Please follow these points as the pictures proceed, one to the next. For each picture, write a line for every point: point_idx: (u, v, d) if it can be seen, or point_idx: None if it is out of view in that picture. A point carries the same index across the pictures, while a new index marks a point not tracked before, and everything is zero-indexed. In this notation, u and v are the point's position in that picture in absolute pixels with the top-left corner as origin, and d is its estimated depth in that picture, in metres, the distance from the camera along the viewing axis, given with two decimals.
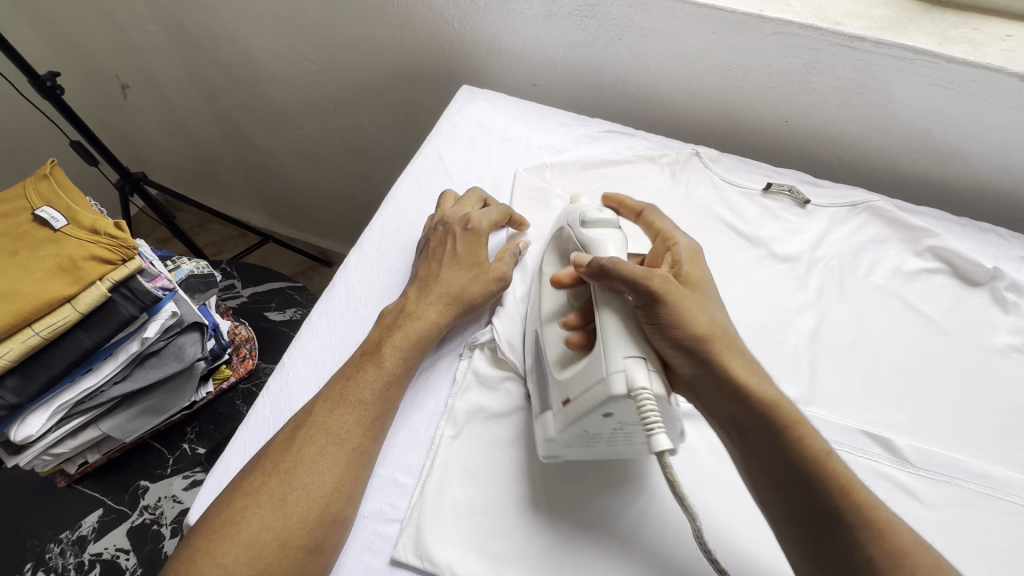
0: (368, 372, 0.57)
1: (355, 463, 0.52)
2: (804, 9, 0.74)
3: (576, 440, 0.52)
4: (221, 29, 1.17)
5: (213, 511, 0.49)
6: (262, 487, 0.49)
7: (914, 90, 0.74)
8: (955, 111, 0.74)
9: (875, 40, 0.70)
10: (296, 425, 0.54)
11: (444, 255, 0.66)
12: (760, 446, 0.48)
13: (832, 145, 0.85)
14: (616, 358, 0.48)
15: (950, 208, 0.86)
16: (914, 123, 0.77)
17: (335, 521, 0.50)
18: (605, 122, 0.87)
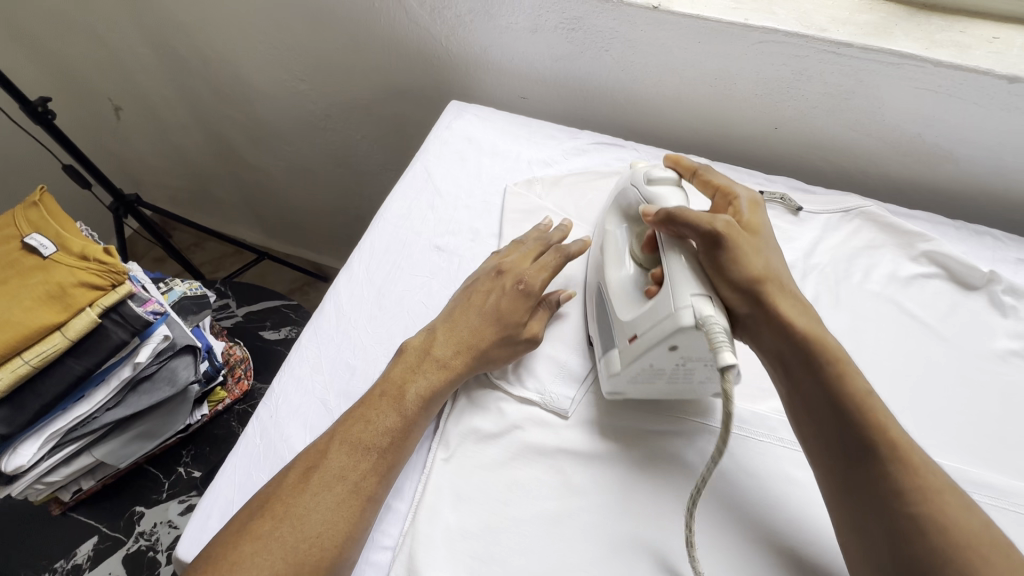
0: (382, 414, 0.56)
1: (363, 513, 0.51)
2: (789, 17, 0.73)
3: (640, 374, 0.56)
4: (211, 50, 1.18)
5: (211, 555, 0.47)
6: (269, 536, 0.48)
7: (903, 95, 0.73)
8: (945, 114, 0.73)
9: (862, 45, 0.70)
10: (308, 467, 0.52)
11: (490, 312, 0.63)
12: (811, 386, 0.51)
13: (823, 151, 0.85)
14: (683, 296, 0.52)
15: (944, 211, 0.86)
16: (905, 127, 0.77)
17: (341, 567, 0.49)
18: (595, 135, 0.87)
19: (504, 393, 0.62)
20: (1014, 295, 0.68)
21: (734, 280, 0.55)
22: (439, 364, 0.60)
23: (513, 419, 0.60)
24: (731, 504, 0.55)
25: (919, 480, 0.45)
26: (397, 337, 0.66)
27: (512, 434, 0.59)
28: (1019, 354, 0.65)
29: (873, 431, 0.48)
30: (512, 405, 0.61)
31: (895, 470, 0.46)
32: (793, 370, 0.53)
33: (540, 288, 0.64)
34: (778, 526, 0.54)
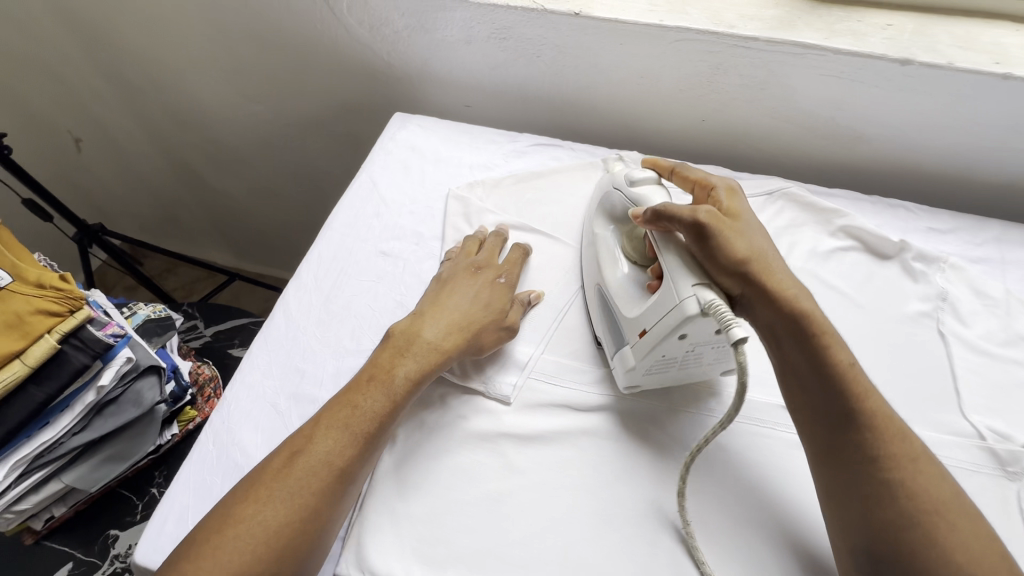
0: (370, 396, 0.57)
1: (339, 497, 0.53)
2: (701, 16, 0.78)
3: (654, 366, 0.59)
4: (166, 78, 1.21)
5: (199, 531, 0.50)
6: (249, 520, 0.49)
7: (813, 82, 0.78)
8: (852, 97, 0.79)
9: (768, 38, 0.75)
10: (292, 451, 0.53)
11: (472, 298, 0.67)
12: (804, 362, 0.53)
13: (750, 139, 0.90)
14: (684, 286, 0.54)
15: (867, 187, 0.91)
16: (819, 112, 0.82)
17: (314, 546, 0.51)
18: (535, 137, 0.91)
19: (447, 384, 0.65)
20: (923, 261, 0.73)
21: (725, 264, 0.55)
22: (427, 346, 0.62)
23: (456, 410, 0.63)
24: (661, 473, 0.59)
25: (915, 476, 0.48)
26: (343, 339, 0.69)
27: (455, 424, 0.62)
28: (929, 315, 0.70)
29: (870, 425, 0.50)
30: (455, 396, 0.64)
31: (894, 471, 0.49)
32: (789, 356, 0.54)
33: (513, 282, 0.71)
34: (704, 491, 0.58)
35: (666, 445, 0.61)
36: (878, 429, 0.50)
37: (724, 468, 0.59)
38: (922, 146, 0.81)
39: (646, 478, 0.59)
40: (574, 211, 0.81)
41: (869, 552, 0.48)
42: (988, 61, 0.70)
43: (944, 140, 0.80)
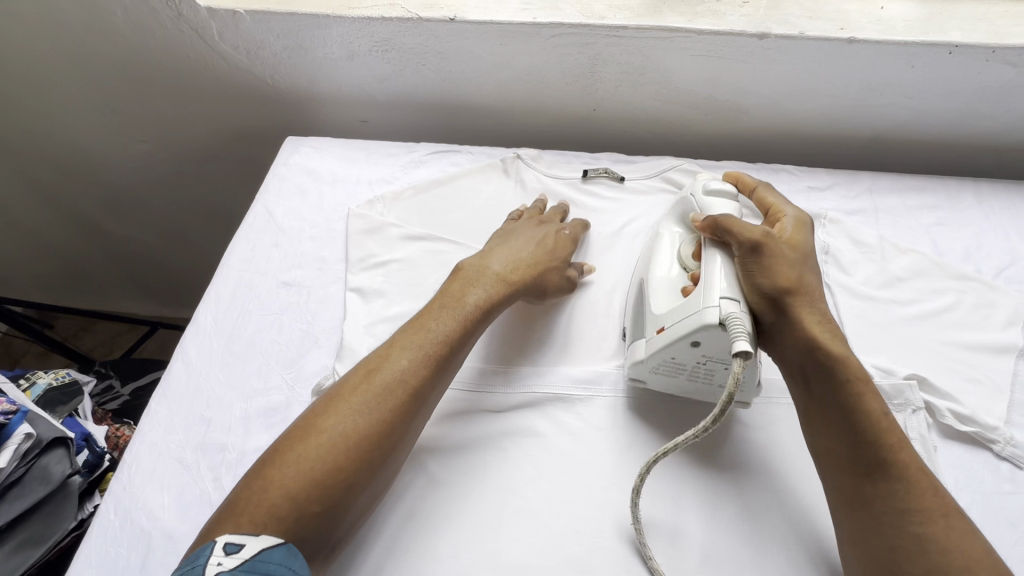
0: (428, 336, 0.58)
1: (414, 417, 0.54)
2: (572, 10, 0.80)
3: (663, 366, 0.60)
4: (36, 127, 1.12)
5: (283, 438, 0.52)
6: (329, 433, 0.50)
7: (691, 61, 0.81)
8: (725, 79, 0.83)
9: (637, 26, 0.78)
10: (357, 381, 0.54)
11: (540, 250, 0.71)
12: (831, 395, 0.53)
13: (640, 120, 0.93)
14: (712, 294, 0.55)
15: (752, 154, 0.97)
16: (697, 92, 0.86)
17: (392, 454, 0.52)
18: (434, 146, 0.90)
19: None
20: None
21: (757, 288, 0.55)
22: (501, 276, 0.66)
23: None
24: (582, 462, 0.61)
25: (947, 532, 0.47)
26: (250, 379, 0.67)
27: None
28: None
29: (870, 418, 0.51)
30: None
31: (882, 467, 0.50)
32: (818, 391, 0.54)
33: (573, 239, 0.75)
34: (625, 473, 0.60)
35: (584, 433, 0.63)
36: (870, 414, 0.51)
37: (639, 446, 0.62)
38: (797, 115, 0.88)
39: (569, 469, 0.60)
40: (478, 215, 0.82)
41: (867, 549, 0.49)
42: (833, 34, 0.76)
43: (810, 104, 0.86)
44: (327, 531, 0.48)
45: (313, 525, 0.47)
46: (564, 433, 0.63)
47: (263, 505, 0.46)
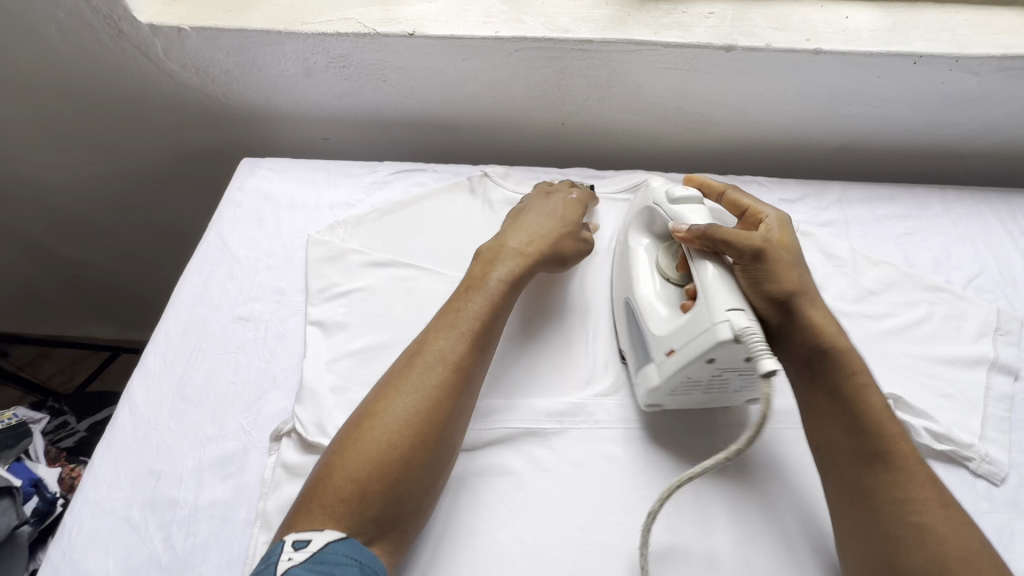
0: (499, 262, 0.61)
1: (460, 406, 0.51)
2: (839, 43, 0.71)
3: (677, 388, 0.54)
4: None
5: (359, 408, 0.51)
6: (396, 401, 0.50)
7: (937, 78, 0.72)
8: (942, 122, 0.79)
9: (890, 53, 0.70)
10: (456, 326, 0.54)
11: (808, 285, 0.55)
12: (884, 487, 0.47)
13: (855, 154, 0.86)
14: (718, 310, 0.49)
15: None
16: (917, 145, 0.83)
17: (444, 442, 0.50)
18: (629, 162, 0.91)
19: None
20: None
21: (803, 326, 0.53)
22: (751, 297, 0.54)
23: None
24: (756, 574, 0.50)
25: None
26: None
27: None
28: None
29: (913, 483, 0.47)
30: None
31: (937, 536, 0.44)
32: (846, 474, 0.49)
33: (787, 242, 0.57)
34: None
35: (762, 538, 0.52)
36: (919, 479, 0.47)
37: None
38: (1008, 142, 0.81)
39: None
40: None
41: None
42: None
43: None
44: (409, 498, 0.47)
45: (408, 481, 0.47)
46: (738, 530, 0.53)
47: (354, 469, 0.46)
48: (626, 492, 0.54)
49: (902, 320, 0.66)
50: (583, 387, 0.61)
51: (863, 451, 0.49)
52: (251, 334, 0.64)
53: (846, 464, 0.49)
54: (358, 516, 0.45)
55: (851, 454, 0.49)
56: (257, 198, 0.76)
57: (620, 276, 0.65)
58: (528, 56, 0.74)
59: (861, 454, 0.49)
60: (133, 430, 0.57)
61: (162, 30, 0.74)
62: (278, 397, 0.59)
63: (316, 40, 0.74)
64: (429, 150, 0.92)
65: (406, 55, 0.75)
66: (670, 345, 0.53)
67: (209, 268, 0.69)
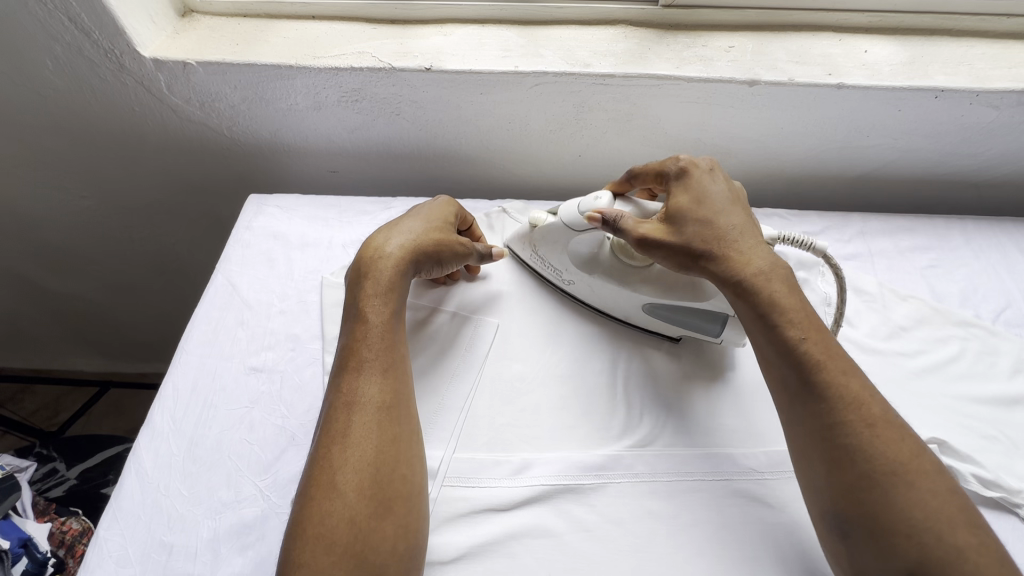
0: (374, 278, 0.57)
1: (398, 441, 0.48)
2: (860, 76, 0.70)
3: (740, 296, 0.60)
4: None
5: (302, 487, 0.47)
6: (317, 468, 0.46)
7: (957, 112, 0.72)
8: (962, 151, 0.78)
9: (914, 87, 0.69)
10: (351, 364, 0.52)
11: (709, 227, 0.54)
12: (844, 472, 0.44)
13: (872, 184, 0.85)
14: None
15: None
16: (931, 175, 0.83)
17: (400, 484, 0.47)
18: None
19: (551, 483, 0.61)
20: None
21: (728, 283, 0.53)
22: (670, 267, 0.56)
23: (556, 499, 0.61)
24: None
25: None
26: None
27: None
28: None
29: (846, 406, 0.45)
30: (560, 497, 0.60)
31: (863, 451, 0.43)
32: (810, 453, 0.46)
33: (687, 202, 0.56)
34: None
35: None
36: (842, 399, 0.45)
37: None
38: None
39: None
40: None
41: (833, 519, 0.44)
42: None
43: None
44: (379, 551, 0.43)
45: (366, 538, 0.43)
46: None
47: (315, 552, 0.42)
48: (672, 552, 0.51)
49: (936, 358, 0.65)
50: (619, 436, 0.58)
51: (787, 377, 0.48)
52: (265, 387, 0.60)
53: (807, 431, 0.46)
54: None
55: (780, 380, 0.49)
56: (266, 238, 0.73)
57: (612, 297, 0.65)
58: (548, 90, 0.72)
59: (817, 416, 0.46)
60: (141, 498, 0.53)
61: (166, 65, 0.71)
62: (296, 457, 0.56)
63: (328, 74, 0.71)
64: (441, 183, 0.90)
65: (422, 89, 0.73)
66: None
67: (219, 314, 0.66)
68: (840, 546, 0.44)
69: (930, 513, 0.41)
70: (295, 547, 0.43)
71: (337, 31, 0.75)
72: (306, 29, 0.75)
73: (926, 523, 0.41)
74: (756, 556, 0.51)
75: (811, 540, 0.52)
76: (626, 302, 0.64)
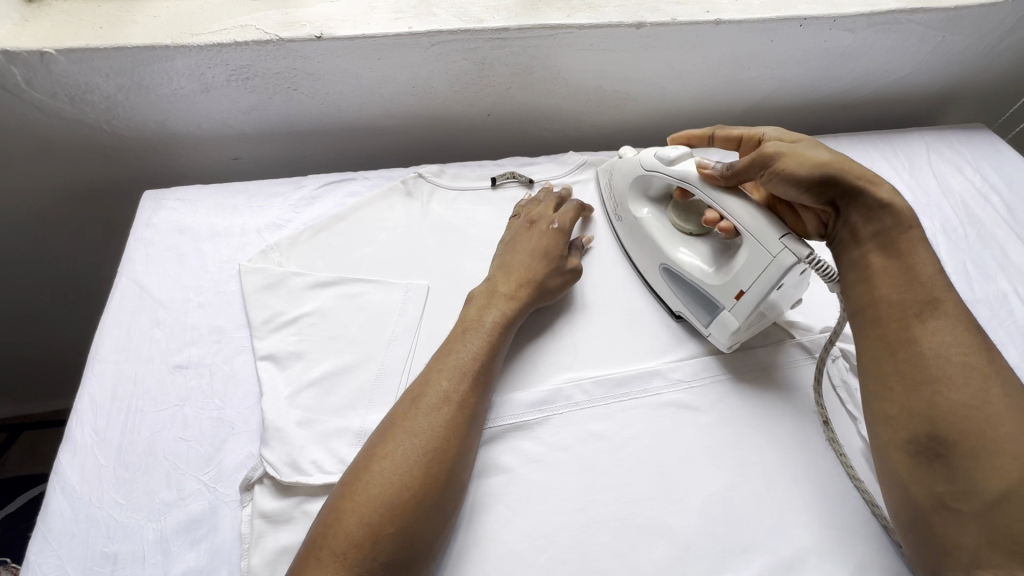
0: (503, 305, 0.58)
1: (470, 451, 0.48)
2: (732, 11, 0.75)
3: (752, 322, 0.58)
4: None
5: (360, 458, 0.46)
6: (398, 444, 0.46)
7: (820, 38, 0.79)
8: (828, 76, 0.87)
9: (780, 18, 0.75)
10: (457, 362, 0.52)
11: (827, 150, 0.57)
12: (967, 393, 0.44)
13: (760, 114, 0.92)
14: (773, 242, 0.53)
15: (925, 171, 0.84)
16: (806, 101, 0.91)
17: (458, 483, 0.47)
18: (560, 146, 0.92)
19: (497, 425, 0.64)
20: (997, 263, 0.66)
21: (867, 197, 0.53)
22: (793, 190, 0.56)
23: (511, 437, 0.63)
24: (743, 512, 0.54)
25: None
26: None
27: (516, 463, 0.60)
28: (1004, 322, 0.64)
29: (961, 330, 0.47)
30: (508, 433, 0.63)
31: (978, 370, 0.45)
32: (936, 371, 0.46)
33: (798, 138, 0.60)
34: (795, 518, 0.53)
35: (742, 479, 0.55)
36: (962, 324, 0.47)
37: (807, 504, 0.54)
38: (880, 88, 0.91)
39: (725, 518, 0.53)
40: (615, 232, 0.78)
41: (919, 439, 0.45)
42: (937, 18, 0.79)
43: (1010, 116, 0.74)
44: (423, 545, 0.44)
45: (421, 525, 0.44)
46: (720, 478, 0.55)
47: (364, 530, 0.42)
48: (618, 465, 0.55)
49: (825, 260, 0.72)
50: (558, 370, 0.61)
51: (917, 297, 0.49)
52: (194, 383, 0.58)
53: (923, 352, 0.47)
54: (372, 564, 0.41)
55: (898, 306, 0.49)
56: (171, 233, 0.69)
57: (639, 246, 0.68)
58: (446, 49, 0.72)
59: (937, 337, 0.47)
60: (72, 514, 0.50)
61: (21, 57, 0.65)
62: (239, 444, 0.54)
63: (211, 52, 0.68)
64: (352, 156, 0.87)
65: (316, 60, 0.71)
66: (740, 287, 0.57)
67: (129, 318, 0.62)
68: (929, 467, 0.44)
69: None
70: (339, 519, 0.42)
71: (212, 6, 0.70)
72: (177, 6, 0.70)
73: None
74: (691, 455, 0.56)
75: (734, 432, 0.58)
76: (653, 255, 0.66)
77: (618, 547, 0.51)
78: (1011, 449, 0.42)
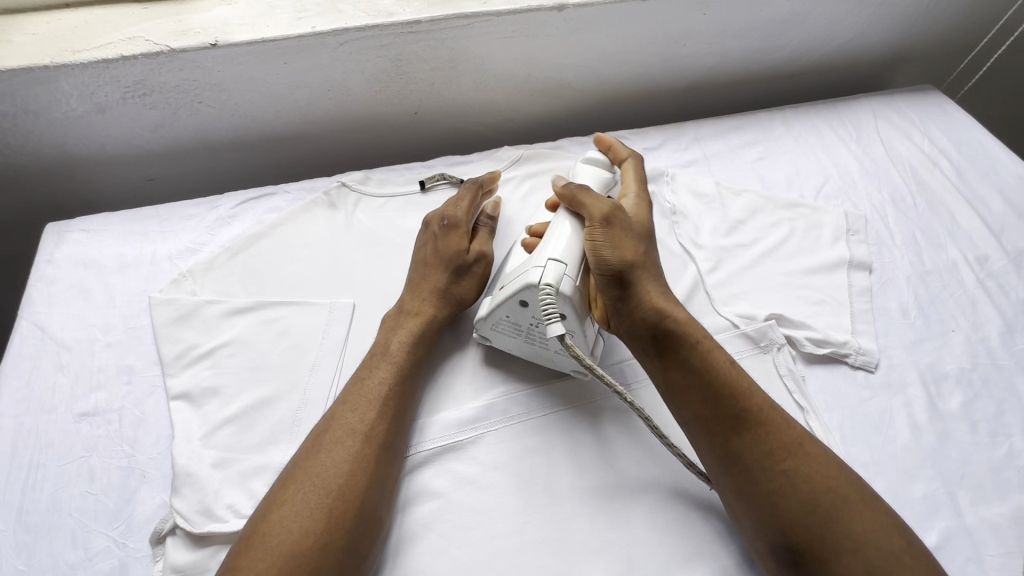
0: (418, 321, 0.56)
1: (383, 485, 0.46)
2: None
3: (500, 325, 0.55)
4: None
5: (264, 505, 0.44)
6: (302, 485, 0.44)
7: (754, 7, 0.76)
8: (769, 46, 0.83)
9: None
10: (361, 396, 0.50)
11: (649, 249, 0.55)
12: (791, 501, 0.43)
13: (704, 91, 0.89)
14: (540, 256, 0.52)
15: (873, 138, 0.82)
16: (749, 74, 0.88)
17: (371, 520, 0.45)
18: (497, 140, 0.88)
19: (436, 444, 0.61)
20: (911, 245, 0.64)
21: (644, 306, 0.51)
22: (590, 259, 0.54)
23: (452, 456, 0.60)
24: (686, 519, 0.51)
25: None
26: None
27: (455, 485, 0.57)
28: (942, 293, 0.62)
29: (768, 434, 0.45)
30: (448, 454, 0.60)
31: (798, 472, 0.44)
32: (759, 480, 0.44)
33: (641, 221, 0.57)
34: None
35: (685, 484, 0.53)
36: (772, 428, 0.46)
37: None
38: (825, 55, 0.88)
39: (669, 527, 0.51)
40: None
41: (780, 544, 0.43)
42: None
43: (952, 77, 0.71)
44: None
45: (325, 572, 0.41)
46: (663, 484, 0.53)
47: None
48: (552, 481, 0.53)
49: (770, 242, 0.69)
50: (490, 386, 0.58)
51: (721, 417, 0.46)
52: (101, 430, 0.54)
53: (749, 461, 0.45)
54: None
55: (714, 422, 0.46)
56: (75, 268, 0.64)
57: None
58: (357, 47, 0.68)
59: (757, 450, 0.45)
60: None
61: None
62: (150, 493, 0.51)
63: (97, 69, 0.63)
64: (277, 167, 0.83)
65: (215, 69, 0.66)
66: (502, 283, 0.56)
67: (30, 365, 0.58)
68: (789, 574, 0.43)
69: (870, 529, 0.41)
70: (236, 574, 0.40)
71: (97, 17, 0.65)
72: (59, 20, 0.64)
73: (867, 538, 0.41)
74: (631, 462, 0.54)
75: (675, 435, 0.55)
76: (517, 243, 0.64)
77: (556, 568, 0.49)
78: (848, 546, 0.41)
